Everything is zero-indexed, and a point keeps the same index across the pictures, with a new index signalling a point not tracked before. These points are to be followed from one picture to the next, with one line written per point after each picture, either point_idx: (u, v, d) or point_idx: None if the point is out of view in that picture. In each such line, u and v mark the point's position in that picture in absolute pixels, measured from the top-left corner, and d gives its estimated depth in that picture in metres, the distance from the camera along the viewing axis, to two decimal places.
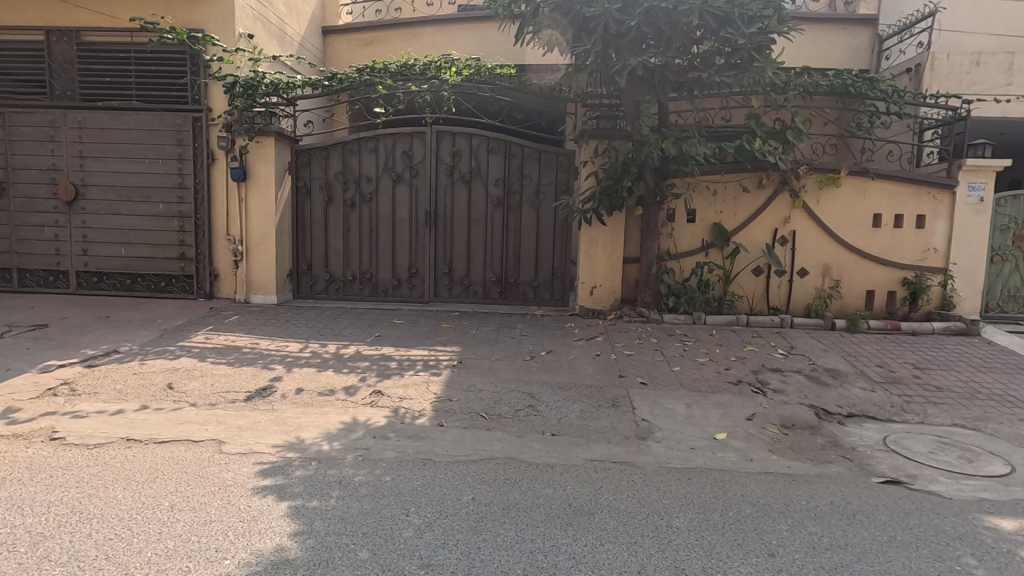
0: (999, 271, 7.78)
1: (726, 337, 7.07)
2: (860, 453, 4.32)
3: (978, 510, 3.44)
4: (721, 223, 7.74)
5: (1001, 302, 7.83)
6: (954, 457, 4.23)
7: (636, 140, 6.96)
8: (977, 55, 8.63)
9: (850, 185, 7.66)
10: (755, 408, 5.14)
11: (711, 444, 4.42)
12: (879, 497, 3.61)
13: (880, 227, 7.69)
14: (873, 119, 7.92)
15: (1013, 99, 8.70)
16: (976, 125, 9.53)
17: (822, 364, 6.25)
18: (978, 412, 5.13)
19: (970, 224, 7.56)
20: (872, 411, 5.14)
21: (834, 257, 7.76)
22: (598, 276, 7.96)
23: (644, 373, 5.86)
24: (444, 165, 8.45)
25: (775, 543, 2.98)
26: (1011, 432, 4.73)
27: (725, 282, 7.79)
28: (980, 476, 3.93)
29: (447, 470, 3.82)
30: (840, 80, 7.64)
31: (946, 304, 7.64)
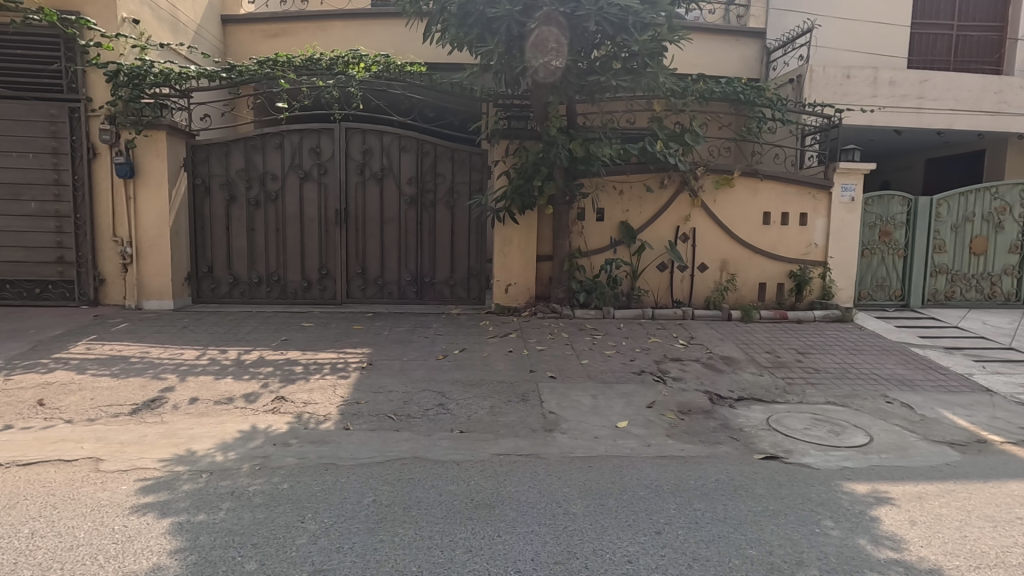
0: (869, 263, 8.67)
1: (632, 330, 7.41)
2: (746, 433, 4.68)
3: (839, 477, 3.83)
4: (628, 222, 8.10)
5: (871, 291, 8.74)
6: (825, 431, 4.69)
7: (544, 140, 7.16)
8: (848, 70, 9.58)
9: (743, 185, 8.24)
10: (656, 395, 5.43)
11: (612, 432, 4.63)
12: (758, 471, 3.94)
13: (769, 224, 8.34)
14: (762, 124, 8.58)
15: (877, 109, 9.71)
16: (849, 132, 10.56)
17: (719, 352, 6.70)
18: (847, 390, 5.71)
19: (845, 221, 8.36)
20: (759, 394, 5.58)
21: (729, 253, 8.33)
22: (513, 274, 8.10)
23: (554, 367, 6.03)
24: (354, 163, 8.24)
25: (662, 522, 3.16)
26: (873, 406, 5.30)
27: (633, 277, 8.17)
28: (844, 447, 4.38)
29: (350, 473, 3.74)
30: (732, 88, 8.22)
31: (826, 294, 8.41)
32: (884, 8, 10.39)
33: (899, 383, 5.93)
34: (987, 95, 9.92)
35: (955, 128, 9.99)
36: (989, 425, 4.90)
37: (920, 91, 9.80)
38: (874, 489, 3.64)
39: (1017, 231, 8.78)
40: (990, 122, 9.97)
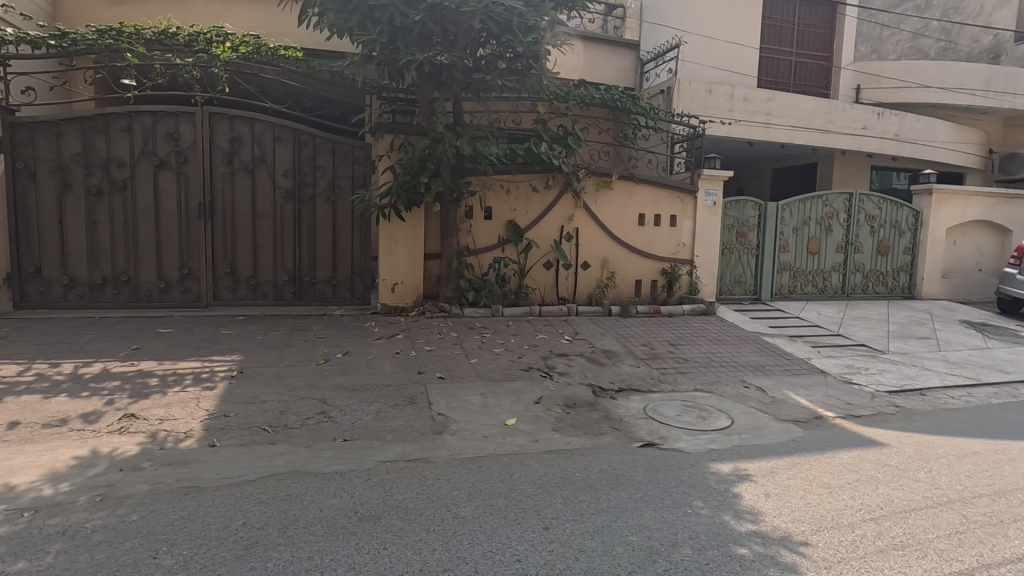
0: (728, 262, 9.61)
1: (520, 327, 7.52)
2: (626, 422, 4.94)
3: (707, 459, 4.17)
4: (514, 221, 8.22)
5: (730, 287, 9.70)
6: (694, 417, 5.09)
7: (430, 136, 7.02)
8: (709, 85, 10.53)
9: (620, 188, 8.72)
10: (543, 391, 5.56)
11: (501, 430, 4.65)
12: (638, 458, 4.17)
13: (644, 225, 8.91)
14: (637, 131, 9.12)
15: (734, 122, 10.78)
16: (711, 142, 11.61)
17: (600, 346, 7.03)
18: (711, 377, 6.27)
19: (708, 223, 9.17)
20: (636, 385, 5.93)
21: (609, 252, 8.78)
22: (400, 273, 7.88)
23: (443, 368, 5.93)
24: (220, 152, 7.49)
25: (550, 517, 3.22)
26: (734, 391, 5.87)
27: (520, 276, 8.31)
28: (710, 430, 4.79)
29: (216, 496, 3.37)
30: (610, 95, 8.68)
31: (693, 290, 9.16)
32: (738, 31, 11.56)
33: (753, 369, 6.62)
34: (819, 115, 11.42)
35: (795, 142, 11.39)
36: (824, 402, 5.63)
37: (768, 108, 11.03)
38: (735, 467, 4.01)
39: (843, 233, 10.18)
40: (822, 139, 11.50)
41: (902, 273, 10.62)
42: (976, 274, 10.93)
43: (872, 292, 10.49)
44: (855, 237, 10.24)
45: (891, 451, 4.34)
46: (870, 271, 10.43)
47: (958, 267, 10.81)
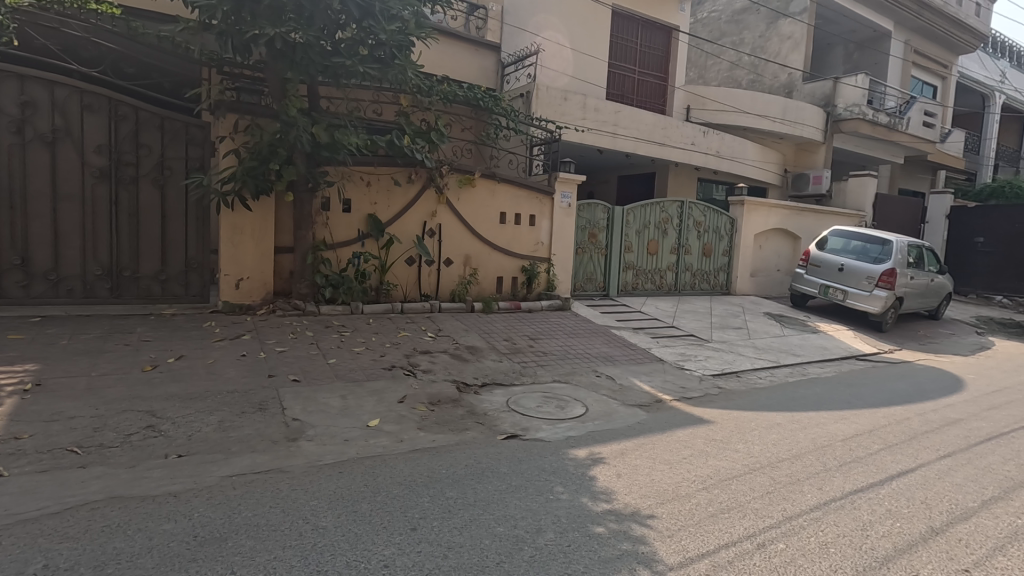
0: (581, 260, 10.28)
1: (382, 325, 7.29)
2: (489, 416, 5.03)
3: (565, 446, 4.41)
4: (375, 215, 7.94)
5: (583, 284, 10.38)
6: (552, 407, 5.35)
7: (282, 120, 6.47)
8: (564, 93, 11.13)
9: (483, 186, 8.85)
10: (406, 389, 5.44)
11: (363, 432, 4.46)
12: (502, 451, 4.27)
13: (505, 223, 9.15)
14: (498, 131, 9.33)
15: (586, 130, 11.52)
16: (565, 147, 12.27)
17: (463, 342, 7.08)
18: (567, 368, 6.66)
19: (563, 224, 9.69)
20: (499, 378, 6.07)
21: (472, 249, 8.87)
22: (245, 267, 7.18)
23: (296, 370, 5.52)
24: (6, 118, 6.18)
25: (417, 517, 3.15)
26: (587, 380, 6.30)
27: (381, 272, 8.04)
28: (567, 418, 5.09)
29: (5, 536, 2.77)
30: (472, 94, 8.85)
31: (550, 286, 9.63)
32: (589, 45, 12.36)
33: (603, 359, 7.16)
34: (657, 130, 12.68)
35: (637, 152, 12.51)
36: (663, 387, 6.28)
37: (615, 119, 11.97)
38: (589, 452, 4.30)
39: (676, 236, 11.44)
40: (659, 151, 12.79)
41: (721, 272, 12.23)
42: (776, 274, 12.98)
43: (698, 288, 11.93)
44: (685, 240, 11.56)
45: (715, 427, 4.98)
46: (697, 270, 11.85)
47: (763, 268, 12.73)
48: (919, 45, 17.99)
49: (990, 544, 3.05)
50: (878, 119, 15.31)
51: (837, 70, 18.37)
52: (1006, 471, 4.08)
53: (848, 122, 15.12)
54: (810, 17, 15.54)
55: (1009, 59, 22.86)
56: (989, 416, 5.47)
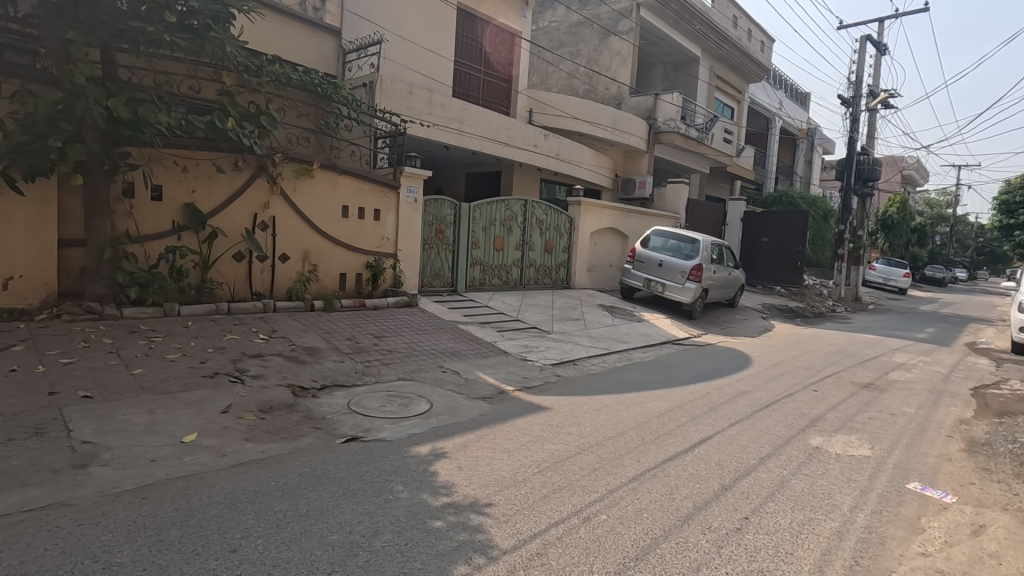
0: (428, 256, 10.26)
1: (203, 328, 6.52)
2: (328, 420, 4.78)
3: (408, 444, 4.36)
4: (194, 204, 7.08)
5: (430, 280, 10.38)
6: (396, 406, 5.24)
7: (65, 88, 5.45)
8: (409, 87, 10.95)
9: (322, 177, 8.34)
10: (231, 398, 4.94)
11: (175, 450, 3.95)
12: (340, 455, 4.08)
13: (347, 217, 8.74)
14: (338, 121, 8.86)
15: (431, 126, 11.47)
16: (411, 141, 12.08)
17: (301, 343, 6.62)
18: (413, 365, 6.59)
19: (410, 219, 9.55)
20: (339, 380, 5.80)
21: (311, 244, 8.34)
22: (17, 263, 5.93)
23: (89, 384, 4.70)
24: None
25: (239, 537, 2.87)
26: (432, 376, 6.30)
27: (202, 268, 7.19)
28: (411, 416, 5.04)
29: None
30: (309, 78, 8.27)
31: (397, 283, 9.44)
32: (433, 41, 12.27)
33: (449, 354, 7.23)
34: (502, 130, 13.09)
35: (483, 151, 12.79)
36: (506, 378, 6.52)
37: (461, 117, 12.10)
38: (432, 448, 4.30)
39: (520, 233, 11.92)
40: (504, 151, 13.23)
41: (562, 267, 13.03)
42: (609, 269, 14.20)
43: (541, 283, 12.58)
44: (528, 237, 12.09)
45: (552, 413, 5.31)
46: (540, 266, 12.48)
47: (598, 264, 13.85)
48: (721, 72, 20.91)
49: (763, 493, 3.66)
50: (689, 134, 17.50)
51: (657, 87, 20.60)
52: (777, 431, 4.95)
53: (666, 134, 17.04)
54: (635, 38, 17.15)
55: (784, 89, 27.61)
56: (768, 387, 6.59)
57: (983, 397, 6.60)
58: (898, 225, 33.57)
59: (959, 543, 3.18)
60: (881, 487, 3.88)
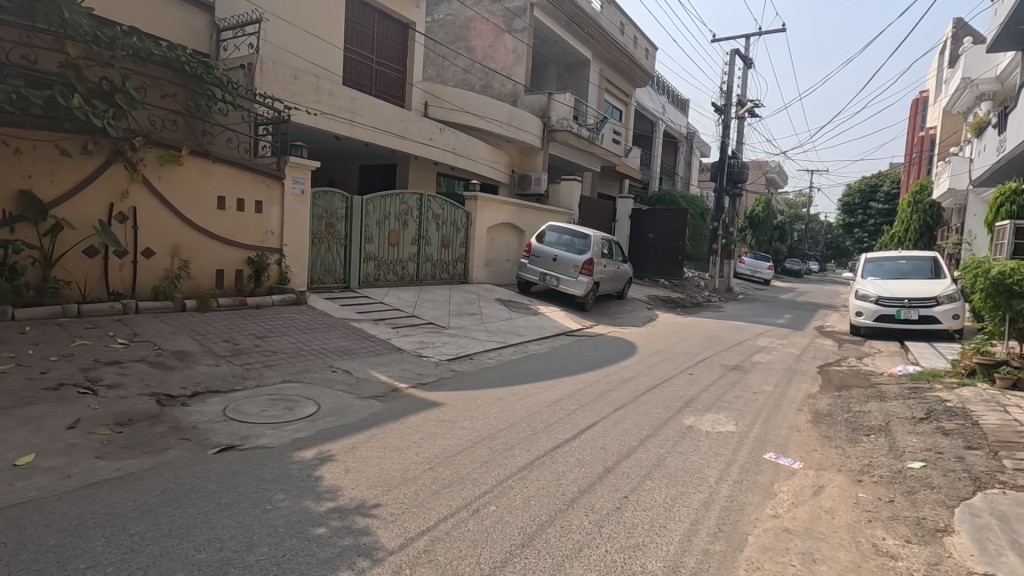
0: (318, 251, 9.77)
1: (46, 333, 5.71)
2: (199, 430, 4.38)
3: (291, 449, 4.12)
4: (31, 192, 6.16)
5: (320, 276, 9.90)
6: (279, 410, 4.94)
7: None
8: (294, 71, 10.35)
9: (193, 165, 7.62)
10: (81, 411, 4.37)
11: (6, 475, 3.42)
12: (212, 466, 3.76)
13: (224, 209, 8.07)
14: (212, 104, 8.13)
15: (319, 114, 10.93)
16: (297, 129, 11.43)
17: (168, 347, 6.01)
18: (300, 366, 6.26)
19: (296, 212, 9.01)
20: (215, 386, 5.35)
21: (181, 238, 7.59)
22: None
23: None
24: None
25: (84, 567, 2.55)
26: (320, 376, 6.02)
27: (44, 266, 6.28)
28: (296, 419, 4.77)
29: None
30: (174, 55, 7.44)
31: (283, 279, 8.89)
32: (321, 24, 11.65)
33: (340, 353, 6.94)
34: (396, 122, 12.77)
35: (376, 143, 12.40)
36: (400, 375, 6.39)
37: (352, 107, 11.65)
38: (318, 451, 4.11)
39: (416, 227, 11.72)
40: (399, 143, 12.93)
41: (460, 262, 12.99)
42: (506, 263, 14.40)
43: (438, 278, 12.46)
44: (425, 231, 11.93)
45: (446, 408, 5.29)
46: (437, 261, 12.35)
47: (495, 259, 13.99)
48: (610, 76, 21.94)
49: (642, 472, 3.92)
50: (581, 133, 18.19)
51: (551, 86, 21.16)
52: (656, 413, 5.31)
53: (559, 132, 17.56)
54: (529, 37, 17.43)
55: (666, 95, 29.55)
56: (650, 372, 7.07)
57: (826, 373, 7.55)
58: (763, 223, 37.43)
59: (803, 503, 3.61)
60: (743, 458, 4.31)
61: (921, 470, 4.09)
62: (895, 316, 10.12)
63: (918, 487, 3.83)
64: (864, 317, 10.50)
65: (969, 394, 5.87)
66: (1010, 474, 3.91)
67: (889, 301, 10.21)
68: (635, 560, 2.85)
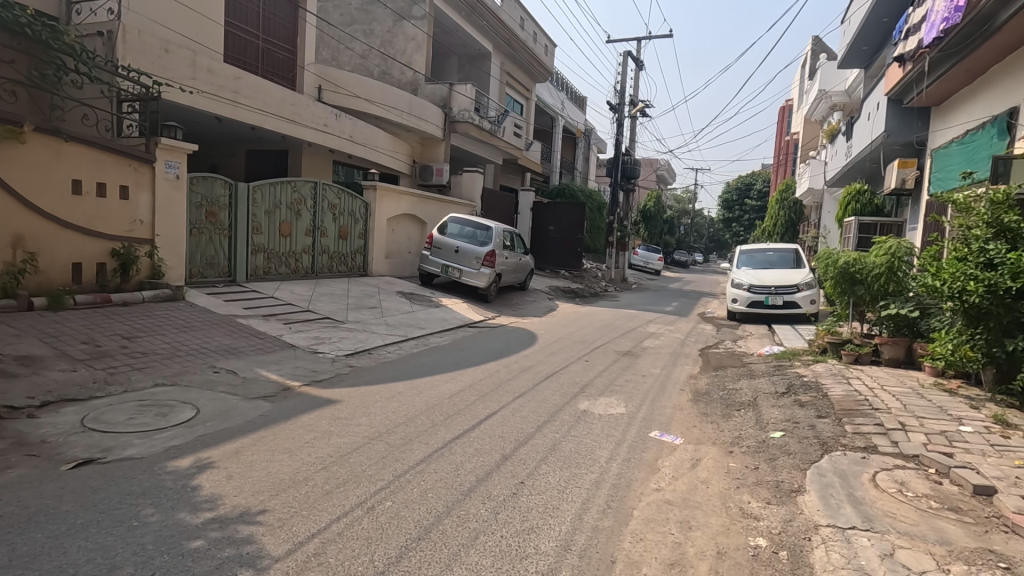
0: (198, 242, 8.97)
1: None
2: (50, 444, 3.87)
3: (164, 459, 3.77)
4: None
5: (201, 269, 9.10)
6: (151, 416, 4.49)
7: None
8: (165, 44, 9.39)
9: (39, 144, 6.67)
10: None
11: None
12: (66, 484, 3.34)
13: (80, 194, 7.15)
14: (62, 75, 7.14)
15: (196, 92, 10.04)
16: (171, 108, 10.39)
17: (10, 352, 5.24)
18: (176, 367, 5.74)
19: (170, 199, 8.20)
20: (70, 394, 4.75)
21: (27, 227, 6.63)
22: None
23: None
24: None
25: None
26: (200, 378, 5.55)
27: None
28: (171, 426, 4.36)
29: None
30: (10, 15, 6.42)
31: (156, 273, 8.08)
32: None
33: (224, 352, 6.44)
34: (285, 105, 12.03)
35: (263, 126, 11.60)
36: (292, 373, 6.06)
37: (235, 86, 10.81)
38: (196, 459, 3.79)
39: (309, 217, 11.12)
40: (289, 128, 12.19)
41: (358, 254, 12.52)
42: (407, 255, 14.10)
43: (336, 270, 11.93)
44: (320, 222, 11.36)
45: (341, 405, 5.10)
46: (334, 253, 11.81)
47: (396, 250, 13.65)
48: (511, 69, 22.16)
49: (538, 458, 4.04)
50: (483, 125, 18.22)
51: (452, 76, 20.96)
52: (553, 400, 5.50)
53: (461, 124, 17.46)
54: (429, 25, 17.18)
55: (565, 91, 30.39)
56: (548, 360, 7.29)
57: (706, 356, 8.23)
58: (654, 217, 39.84)
59: (682, 476, 3.91)
60: (631, 438, 4.59)
61: (781, 439, 4.59)
62: (764, 302, 11.24)
63: (778, 454, 4.30)
64: (739, 303, 11.57)
65: (821, 370, 6.67)
66: (850, 437, 4.50)
67: (759, 289, 11.32)
68: (530, 542, 2.94)
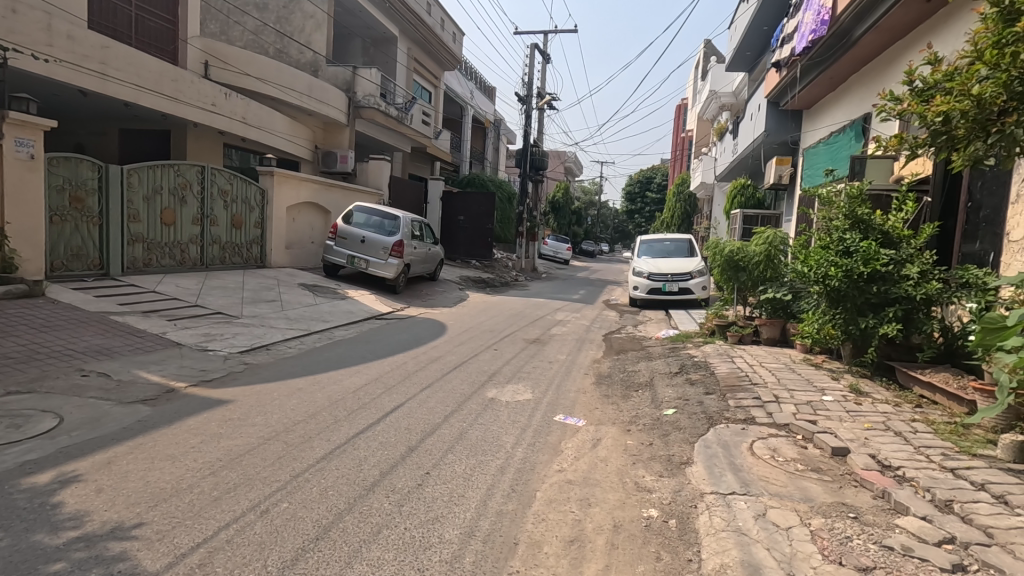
0: (60, 231, 7.98)
1: None
2: None
3: (16, 475, 3.33)
4: None
5: (65, 261, 8.10)
6: (2, 429, 3.95)
7: None
8: (12, 3, 8.21)
9: None
10: None
11: None
12: None
13: None
14: None
15: (54, 61, 8.88)
16: (23, 78, 9.12)
17: None
18: (35, 372, 5.09)
19: (23, 181, 7.21)
20: None
21: None
22: None
23: None
24: None
25: None
26: (66, 383, 4.96)
27: None
28: (28, 438, 3.86)
29: None
30: None
31: (6, 266, 7.10)
32: None
33: (95, 353, 5.80)
34: (165, 80, 10.96)
35: (139, 103, 10.50)
36: (178, 374, 5.58)
37: (102, 57, 9.69)
38: (58, 473, 3.39)
39: (197, 205, 10.25)
40: (170, 106, 11.14)
41: (255, 244, 11.71)
42: (310, 246, 13.42)
43: (229, 262, 11.09)
44: (209, 210, 10.51)
45: (234, 406, 4.78)
46: (226, 243, 10.96)
47: (297, 240, 12.94)
48: (418, 56, 21.69)
49: (444, 447, 4.03)
50: (389, 111, 17.69)
51: (356, 59, 20.14)
52: (461, 390, 5.50)
53: (366, 109, 16.83)
54: (329, 4, 16.36)
55: (474, 81, 30.27)
56: (457, 350, 7.29)
57: (609, 341, 8.61)
58: (562, 208, 40.88)
59: (584, 456, 4.07)
60: (536, 423, 4.70)
61: (673, 415, 4.92)
62: (662, 289, 11.95)
63: (670, 430, 4.60)
64: (640, 291, 12.21)
65: (710, 350, 7.23)
66: (732, 410, 4.92)
67: (658, 276, 12.01)
68: (434, 532, 2.93)
